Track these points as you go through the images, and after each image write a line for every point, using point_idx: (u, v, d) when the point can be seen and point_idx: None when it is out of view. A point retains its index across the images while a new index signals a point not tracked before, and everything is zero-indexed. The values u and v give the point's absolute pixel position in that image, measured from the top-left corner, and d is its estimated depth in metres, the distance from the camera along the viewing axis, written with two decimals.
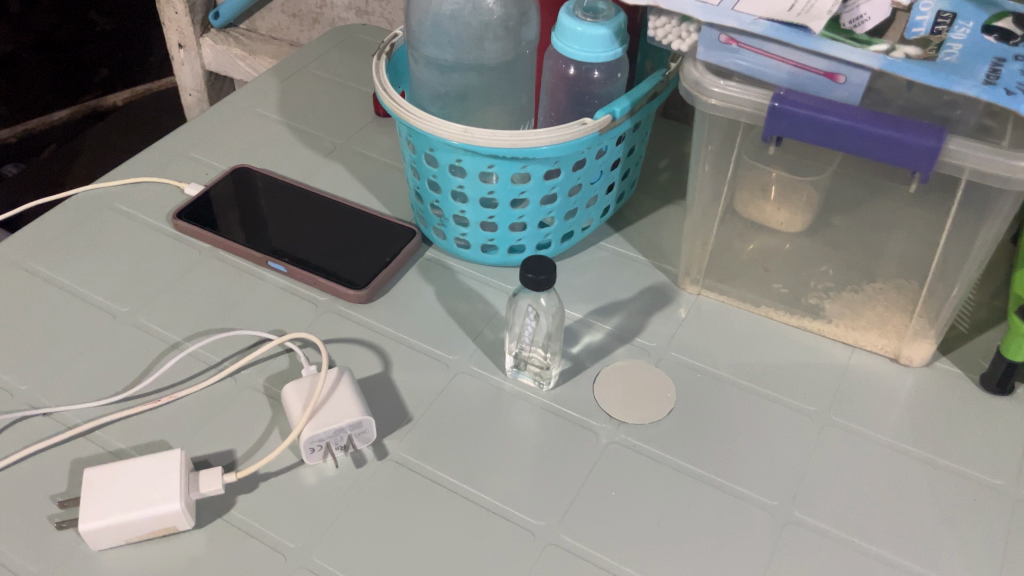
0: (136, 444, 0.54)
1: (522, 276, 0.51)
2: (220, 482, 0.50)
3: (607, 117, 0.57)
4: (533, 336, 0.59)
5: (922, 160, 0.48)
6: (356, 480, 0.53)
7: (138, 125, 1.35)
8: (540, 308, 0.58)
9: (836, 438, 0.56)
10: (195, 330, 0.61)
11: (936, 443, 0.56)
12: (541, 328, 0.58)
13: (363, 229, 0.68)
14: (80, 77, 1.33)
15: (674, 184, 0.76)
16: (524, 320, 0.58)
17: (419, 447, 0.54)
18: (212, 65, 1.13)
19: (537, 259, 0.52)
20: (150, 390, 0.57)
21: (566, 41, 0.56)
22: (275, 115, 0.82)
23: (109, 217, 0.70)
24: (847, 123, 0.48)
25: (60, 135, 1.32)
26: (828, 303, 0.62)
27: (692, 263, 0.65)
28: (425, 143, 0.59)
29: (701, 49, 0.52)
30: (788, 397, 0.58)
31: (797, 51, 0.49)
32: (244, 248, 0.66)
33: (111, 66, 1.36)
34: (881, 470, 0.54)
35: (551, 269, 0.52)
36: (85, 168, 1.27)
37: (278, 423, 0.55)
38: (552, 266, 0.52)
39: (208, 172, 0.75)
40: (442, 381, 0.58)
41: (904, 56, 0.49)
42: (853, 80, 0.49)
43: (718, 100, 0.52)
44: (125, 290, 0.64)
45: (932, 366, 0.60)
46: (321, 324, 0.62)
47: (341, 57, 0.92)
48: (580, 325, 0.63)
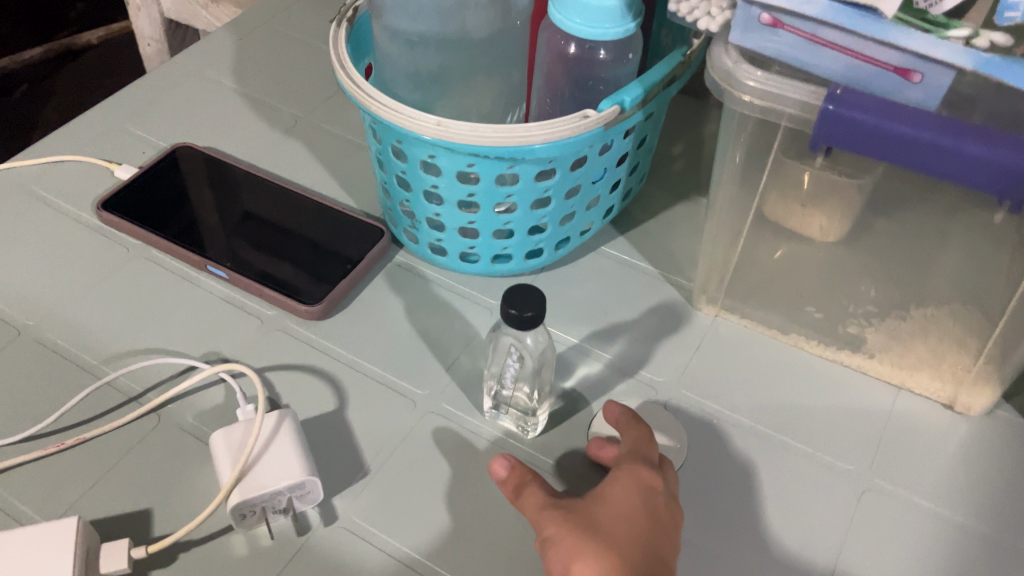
0: (31, 498, 0.44)
1: (505, 314, 0.41)
2: (125, 559, 0.41)
3: (614, 109, 0.46)
4: (518, 376, 0.49)
5: (1014, 185, 0.38)
6: (296, 553, 0.43)
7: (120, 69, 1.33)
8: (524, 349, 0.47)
9: (878, 505, 0.46)
10: (115, 351, 0.51)
11: (999, 512, 0.46)
12: (529, 368, 0.48)
13: (321, 226, 0.58)
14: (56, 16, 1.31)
15: (690, 177, 0.65)
16: (510, 359, 0.48)
17: (375, 509, 0.45)
18: (173, 12, 1.01)
19: (522, 289, 0.42)
20: (55, 430, 0.48)
21: (566, 13, 0.45)
22: (228, 81, 0.71)
23: (25, 204, 0.60)
24: (920, 135, 0.38)
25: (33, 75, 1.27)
26: (871, 333, 0.52)
27: (710, 279, 0.55)
28: (391, 134, 0.48)
29: (735, 31, 0.41)
30: (819, 451, 0.49)
31: (859, 40, 0.38)
32: (178, 249, 0.56)
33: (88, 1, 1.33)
34: (934, 547, 0.44)
35: (540, 304, 0.41)
36: (57, 112, 1.26)
37: (206, 476, 0.46)
38: (541, 299, 0.42)
39: (145, 150, 0.64)
40: (406, 423, 0.49)
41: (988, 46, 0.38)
42: (931, 80, 0.38)
43: (754, 97, 0.41)
44: (36, 299, 0.54)
45: (992, 415, 0.51)
46: (266, 345, 0.52)
47: (310, 11, 0.81)
48: (571, 348, 0.53)
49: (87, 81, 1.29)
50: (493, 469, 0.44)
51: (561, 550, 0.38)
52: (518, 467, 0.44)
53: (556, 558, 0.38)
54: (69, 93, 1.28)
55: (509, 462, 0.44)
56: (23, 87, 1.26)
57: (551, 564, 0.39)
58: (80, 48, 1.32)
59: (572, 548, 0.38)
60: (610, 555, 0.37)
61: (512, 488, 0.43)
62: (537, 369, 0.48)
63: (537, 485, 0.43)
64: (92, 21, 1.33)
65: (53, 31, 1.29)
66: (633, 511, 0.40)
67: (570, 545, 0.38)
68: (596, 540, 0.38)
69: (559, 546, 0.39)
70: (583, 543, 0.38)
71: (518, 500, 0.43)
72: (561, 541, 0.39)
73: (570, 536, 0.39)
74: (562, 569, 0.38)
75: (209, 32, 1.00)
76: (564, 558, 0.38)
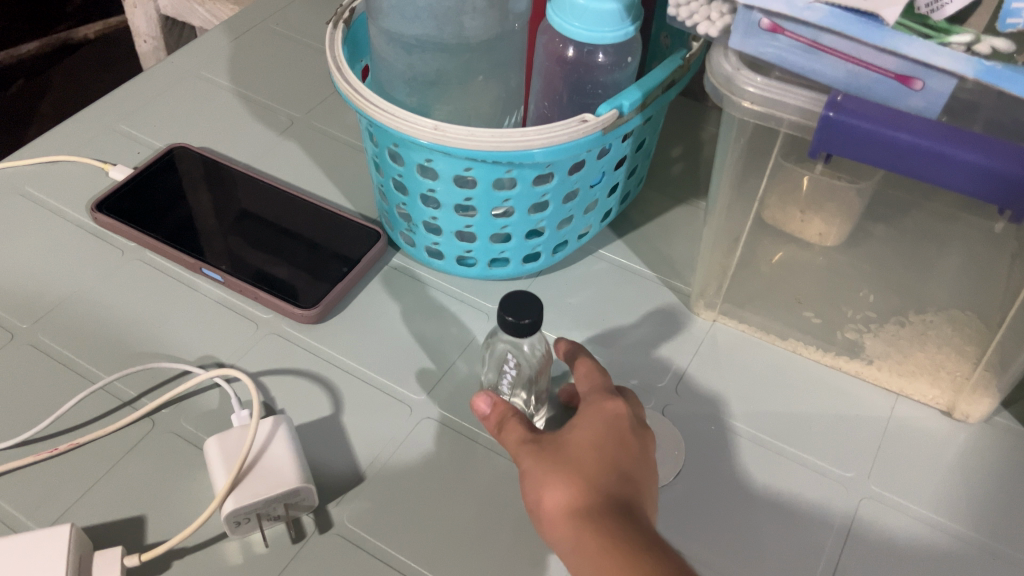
0: (23, 504, 0.44)
1: (503, 320, 0.41)
2: (118, 567, 0.41)
3: (612, 113, 0.46)
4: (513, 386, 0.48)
5: (1016, 195, 0.37)
6: (290, 561, 0.43)
7: (115, 66, 1.32)
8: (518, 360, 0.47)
9: (877, 513, 0.46)
10: (109, 355, 0.51)
11: (997, 520, 0.46)
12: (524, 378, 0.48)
13: (317, 228, 0.57)
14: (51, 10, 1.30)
15: (688, 180, 0.65)
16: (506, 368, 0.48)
17: (370, 517, 0.45)
18: (169, 9, 1.00)
19: (519, 297, 0.42)
20: (48, 435, 0.47)
21: (564, 16, 0.45)
22: (224, 81, 0.71)
23: (19, 205, 0.59)
24: (923, 144, 0.38)
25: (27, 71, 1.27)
26: (869, 339, 0.52)
27: (709, 284, 0.55)
28: (388, 137, 0.48)
29: (735, 36, 0.41)
30: (816, 458, 0.48)
31: (860, 47, 0.38)
32: (173, 251, 0.55)
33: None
34: (932, 556, 0.44)
35: (537, 313, 0.41)
36: (52, 107, 1.26)
37: (200, 482, 0.46)
38: (538, 305, 0.42)
39: (140, 150, 0.64)
40: (402, 429, 0.48)
41: (987, 54, 0.38)
42: (932, 88, 0.38)
43: (754, 104, 0.41)
44: (29, 301, 0.54)
45: (990, 422, 0.50)
46: (261, 350, 0.52)
47: (306, 10, 0.80)
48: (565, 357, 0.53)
49: (82, 77, 1.29)
50: (475, 405, 0.43)
51: (536, 479, 0.38)
52: (500, 401, 0.43)
53: (533, 489, 0.38)
54: (64, 89, 1.27)
55: (493, 397, 0.43)
56: (17, 83, 1.25)
57: (529, 497, 0.38)
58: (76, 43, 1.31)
59: (546, 476, 0.38)
60: (582, 478, 0.37)
61: (495, 423, 0.42)
62: (533, 378, 0.48)
63: (515, 418, 0.42)
64: (87, 16, 1.33)
65: (47, 26, 1.29)
66: (603, 437, 0.39)
67: (543, 474, 0.38)
68: (567, 466, 0.38)
69: (534, 476, 0.38)
70: (555, 470, 0.38)
71: (498, 435, 0.42)
72: (536, 471, 0.38)
73: (543, 465, 0.38)
74: (538, 500, 0.37)
75: (205, 29, 0.99)
76: (539, 489, 0.38)
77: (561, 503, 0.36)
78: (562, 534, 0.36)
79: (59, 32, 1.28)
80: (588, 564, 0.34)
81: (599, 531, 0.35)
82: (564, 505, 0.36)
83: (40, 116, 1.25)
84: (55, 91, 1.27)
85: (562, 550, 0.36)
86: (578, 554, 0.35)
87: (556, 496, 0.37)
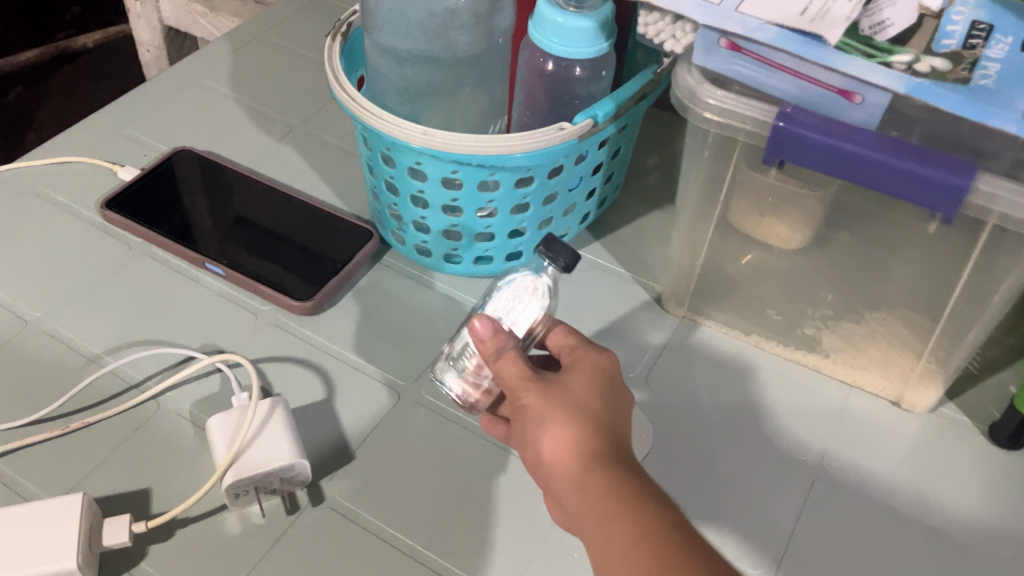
0: (37, 477, 0.48)
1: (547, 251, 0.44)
2: (127, 533, 0.44)
3: (587, 122, 0.50)
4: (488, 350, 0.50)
5: (945, 199, 0.41)
6: (285, 531, 0.47)
7: (114, 73, 1.36)
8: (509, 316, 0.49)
9: (828, 494, 0.50)
10: (117, 341, 0.55)
11: (939, 501, 0.49)
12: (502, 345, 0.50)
13: (314, 227, 0.61)
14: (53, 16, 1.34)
15: (664, 186, 0.69)
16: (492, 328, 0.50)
17: (360, 492, 0.48)
18: (172, 19, 1.04)
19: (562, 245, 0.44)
20: (59, 414, 0.51)
21: (544, 33, 0.49)
22: (226, 88, 0.75)
23: (32, 202, 0.63)
24: (865, 153, 0.41)
25: (28, 77, 1.30)
26: (826, 334, 0.56)
27: (678, 284, 0.59)
28: (381, 142, 0.52)
29: (697, 53, 0.45)
30: (774, 443, 0.52)
31: (808, 65, 0.42)
32: (179, 247, 0.59)
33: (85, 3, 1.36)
34: (878, 532, 0.48)
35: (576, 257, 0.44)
36: (51, 114, 1.29)
37: (202, 459, 0.49)
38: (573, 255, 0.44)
39: (146, 153, 0.67)
40: (390, 412, 0.52)
41: (929, 70, 0.41)
42: (871, 100, 0.42)
43: (714, 114, 0.45)
44: (42, 291, 0.57)
45: (936, 413, 0.54)
46: (260, 339, 0.55)
47: (304, 23, 0.84)
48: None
49: (82, 85, 1.33)
50: (472, 324, 0.42)
51: (542, 419, 0.39)
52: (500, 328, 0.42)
53: (538, 428, 0.39)
54: (63, 96, 1.31)
55: (496, 322, 0.42)
56: (19, 90, 1.29)
57: (530, 434, 0.39)
58: (76, 51, 1.35)
59: (554, 417, 0.38)
60: (591, 425, 0.38)
61: (489, 350, 0.41)
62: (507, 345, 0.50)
63: (515, 351, 0.41)
64: (87, 25, 1.36)
65: (48, 34, 1.32)
66: (605, 389, 0.40)
67: (551, 415, 0.39)
68: (577, 410, 0.39)
69: (539, 415, 0.39)
70: (564, 413, 0.38)
71: (492, 365, 0.41)
72: (541, 410, 0.39)
73: (551, 406, 0.39)
74: (543, 440, 0.38)
75: (207, 39, 1.03)
76: (546, 429, 0.38)
77: (572, 444, 0.38)
78: (569, 475, 0.37)
79: (59, 40, 1.32)
80: (595, 506, 0.36)
81: (611, 478, 0.36)
82: (578, 451, 0.37)
83: (40, 122, 1.28)
84: (56, 97, 1.31)
85: (565, 490, 0.38)
86: (587, 496, 0.36)
87: (566, 439, 0.38)
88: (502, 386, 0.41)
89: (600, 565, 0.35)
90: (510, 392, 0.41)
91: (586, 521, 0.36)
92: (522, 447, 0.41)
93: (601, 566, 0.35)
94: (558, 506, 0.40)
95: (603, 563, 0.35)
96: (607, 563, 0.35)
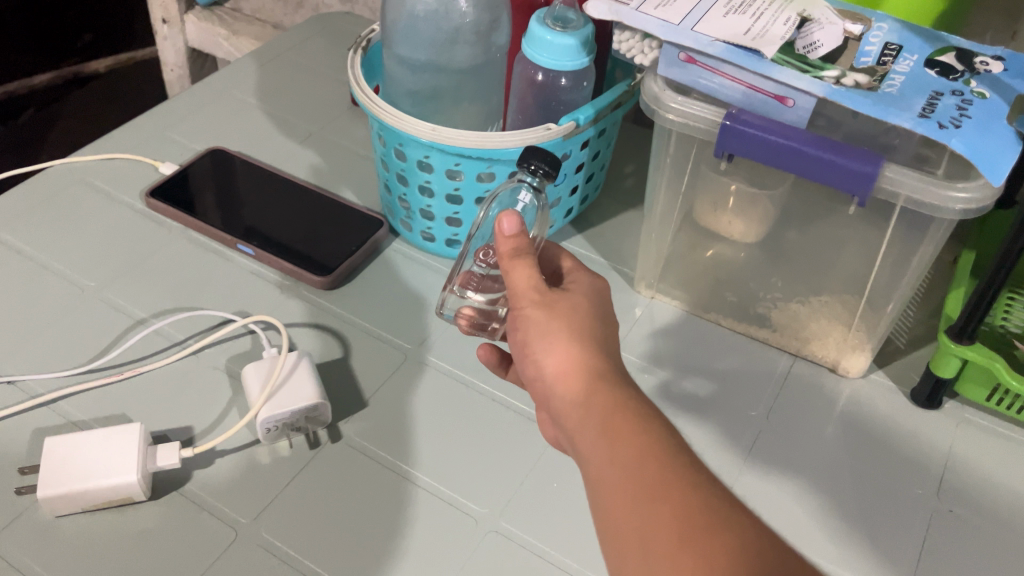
0: (97, 414, 0.56)
1: (526, 167, 0.51)
2: (177, 456, 0.52)
3: (571, 123, 0.59)
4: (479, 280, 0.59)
5: (858, 184, 0.50)
6: (309, 461, 0.55)
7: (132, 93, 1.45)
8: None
9: (773, 441, 0.58)
10: (161, 307, 0.63)
11: (866, 449, 0.58)
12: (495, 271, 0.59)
13: (332, 217, 0.70)
14: (60, 40, 1.28)
15: (639, 190, 0.78)
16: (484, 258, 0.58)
17: (372, 432, 0.57)
18: (195, 42, 1.14)
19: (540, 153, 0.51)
20: (113, 364, 0.59)
21: (535, 48, 0.58)
22: (252, 99, 0.84)
23: (83, 192, 0.72)
24: (793, 145, 0.50)
25: None
26: (775, 312, 0.65)
27: (648, 269, 0.68)
28: (395, 138, 0.61)
29: (662, 66, 0.55)
30: (728, 401, 0.61)
31: (750, 74, 0.52)
32: (214, 230, 0.68)
33: (97, 30, 1.32)
34: (813, 472, 0.57)
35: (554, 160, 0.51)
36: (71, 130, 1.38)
37: (236, 403, 0.57)
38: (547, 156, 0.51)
39: (183, 152, 0.76)
40: (399, 369, 0.61)
41: (852, 83, 0.50)
42: (800, 105, 0.51)
43: (675, 116, 0.54)
44: (95, 266, 0.66)
45: (868, 379, 0.63)
46: (285, 308, 0.64)
47: (321, 45, 0.94)
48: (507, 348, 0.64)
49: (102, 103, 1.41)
50: (501, 223, 0.48)
51: (548, 332, 0.44)
52: (519, 234, 0.48)
53: (542, 337, 0.45)
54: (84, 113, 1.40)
55: (520, 228, 0.48)
56: None
57: (534, 340, 0.45)
58: None
59: (558, 330, 0.44)
60: (591, 342, 0.44)
61: (507, 252, 0.47)
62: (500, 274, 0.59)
63: (530, 258, 0.47)
64: None
65: None
66: (601, 317, 0.46)
67: (557, 328, 0.44)
68: (580, 329, 0.44)
69: (545, 325, 0.45)
70: (569, 329, 0.44)
71: (507, 266, 0.47)
72: (548, 321, 0.45)
73: (557, 319, 0.45)
74: (548, 347, 0.44)
75: (227, 60, 1.13)
76: (551, 339, 0.44)
77: (573, 353, 0.43)
78: (569, 379, 0.43)
79: (71, 65, 1.31)
80: (595, 414, 0.41)
81: (611, 393, 0.42)
82: (578, 361, 0.43)
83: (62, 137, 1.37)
84: None
85: (565, 395, 0.43)
86: (587, 406, 0.42)
87: (570, 351, 0.44)
88: (511, 287, 0.47)
89: (598, 468, 0.40)
90: (517, 297, 0.47)
91: (582, 425, 0.42)
92: (521, 353, 0.47)
93: (599, 470, 0.40)
94: (551, 412, 0.45)
95: (600, 467, 0.40)
96: (606, 468, 0.39)
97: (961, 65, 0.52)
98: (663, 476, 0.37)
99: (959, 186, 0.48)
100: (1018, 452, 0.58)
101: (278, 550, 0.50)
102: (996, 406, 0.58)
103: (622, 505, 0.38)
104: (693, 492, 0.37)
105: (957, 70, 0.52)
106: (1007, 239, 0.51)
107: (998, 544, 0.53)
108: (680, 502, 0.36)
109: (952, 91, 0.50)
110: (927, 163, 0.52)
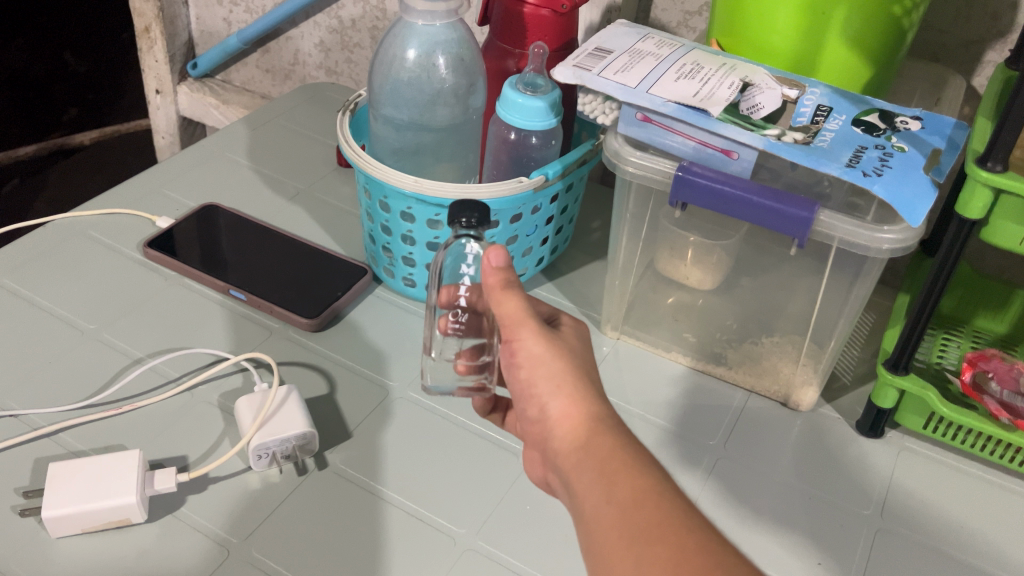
0: (96, 443, 0.59)
1: (456, 223, 0.51)
2: (174, 481, 0.55)
3: (541, 177, 0.65)
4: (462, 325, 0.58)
5: (798, 227, 0.56)
6: (297, 486, 0.58)
7: None
8: (470, 283, 0.56)
9: (730, 468, 0.63)
10: (158, 348, 0.67)
11: (818, 478, 0.63)
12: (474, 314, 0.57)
13: (317, 267, 0.75)
14: (47, 116, 1.27)
15: (604, 243, 0.85)
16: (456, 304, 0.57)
17: (357, 461, 0.60)
18: (186, 110, 1.19)
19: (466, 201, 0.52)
20: (111, 399, 0.62)
21: (508, 110, 0.64)
22: (243, 161, 0.90)
23: (83, 244, 0.77)
24: (738, 194, 0.56)
25: None
26: (730, 351, 0.70)
27: (613, 312, 0.74)
28: (380, 191, 0.66)
29: (622, 124, 0.61)
30: (688, 432, 0.65)
31: (700, 131, 0.58)
32: (207, 277, 0.73)
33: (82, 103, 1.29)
34: (768, 497, 0.61)
35: (482, 211, 0.51)
36: None
37: (228, 434, 0.61)
38: (472, 203, 0.52)
39: (178, 209, 0.82)
40: (382, 403, 0.65)
41: (790, 140, 0.57)
42: (744, 157, 0.57)
43: (634, 169, 0.61)
44: (95, 310, 0.70)
45: (816, 411, 0.69)
46: (275, 348, 0.68)
47: (308, 112, 1.00)
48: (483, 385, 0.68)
49: None
50: (486, 257, 0.51)
51: (555, 376, 0.47)
52: (506, 267, 0.50)
53: (547, 378, 0.47)
54: None
55: (507, 262, 0.51)
56: None
57: (540, 381, 0.47)
58: None
59: (565, 376, 0.47)
60: (593, 393, 0.46)
61: (497, 282, 0.50)
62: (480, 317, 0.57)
63: (520, 291, 0.49)
64: None
65: None
66: (597, 369, 0.49)
67: (563, 374, 0.47)
68: (578, 377, 0.47)
69: (551, 368, 0.47)
70: (573, 378, 0.47)
71: (498, 298, 0.49)
72: (555, 366, 0.47)
73: (560, 362, 0.47)
74: (556, 392, 0.46)
75: (217, 128, 1.18)
76: (558, 384, 0.46)
77: (579, 401, 0.46)
78: (572, 423, 0.45)
79: (57, 137, 1.30)
80: (594, 456, 0.43)
81: (610, 439, 0.44)
82: (581, 409, 0.45)
83: None
84: None
85: (566, 438, 0.45)
86: (588, 449, 0.43)
87: (575, 397, 0.46)
88: (502, 318, 0.49)
89: (594, 507, 0.41)
90: (509, 323, 0.49)
91: (580, 466, 0.43)
92: (519, 391, 0.49)
93: (594, 509, 0.41)
94: (545, 454, 0.47)
95: (596, 505, 0.41)
96: (603, 507, 0.41)
97: (884, 124, 0.59)
98: (657, 517, 0.39)
99: (885, 229, 0.54)
100: (955, 477, 0.63)
101: (268, 567, 0.53)
102: (934, 433, 0.64)
103: (617, 542, 0.39)
104: (686, 532, 0.38)
105: (880, 128, 0.59)
106: (931, 275, 0.57)
107: (939, 558, 0.57)
108: (673, 542, 0.38)
109: (876, 146, 0.57)
110: (857, 210, 0.58)
